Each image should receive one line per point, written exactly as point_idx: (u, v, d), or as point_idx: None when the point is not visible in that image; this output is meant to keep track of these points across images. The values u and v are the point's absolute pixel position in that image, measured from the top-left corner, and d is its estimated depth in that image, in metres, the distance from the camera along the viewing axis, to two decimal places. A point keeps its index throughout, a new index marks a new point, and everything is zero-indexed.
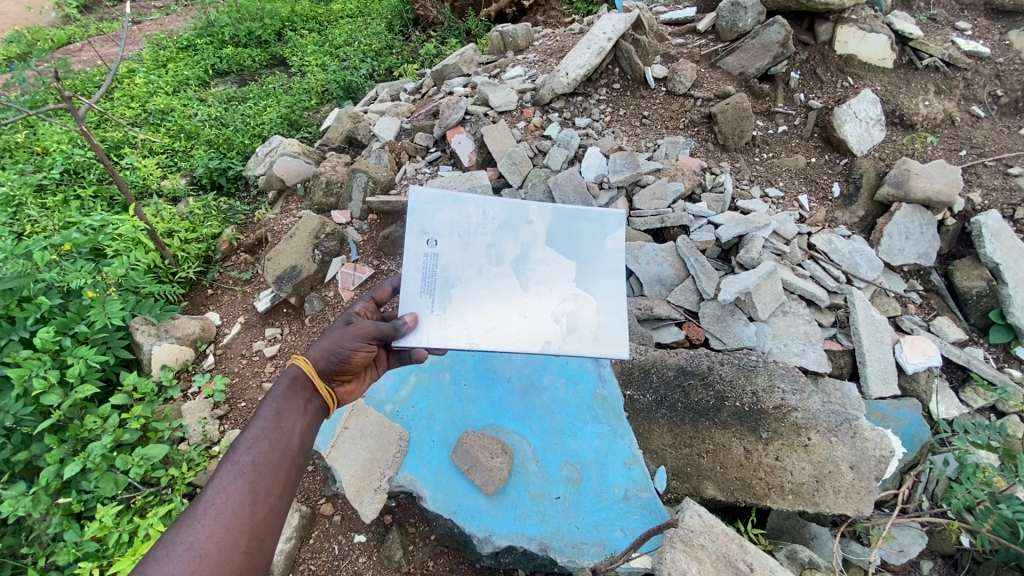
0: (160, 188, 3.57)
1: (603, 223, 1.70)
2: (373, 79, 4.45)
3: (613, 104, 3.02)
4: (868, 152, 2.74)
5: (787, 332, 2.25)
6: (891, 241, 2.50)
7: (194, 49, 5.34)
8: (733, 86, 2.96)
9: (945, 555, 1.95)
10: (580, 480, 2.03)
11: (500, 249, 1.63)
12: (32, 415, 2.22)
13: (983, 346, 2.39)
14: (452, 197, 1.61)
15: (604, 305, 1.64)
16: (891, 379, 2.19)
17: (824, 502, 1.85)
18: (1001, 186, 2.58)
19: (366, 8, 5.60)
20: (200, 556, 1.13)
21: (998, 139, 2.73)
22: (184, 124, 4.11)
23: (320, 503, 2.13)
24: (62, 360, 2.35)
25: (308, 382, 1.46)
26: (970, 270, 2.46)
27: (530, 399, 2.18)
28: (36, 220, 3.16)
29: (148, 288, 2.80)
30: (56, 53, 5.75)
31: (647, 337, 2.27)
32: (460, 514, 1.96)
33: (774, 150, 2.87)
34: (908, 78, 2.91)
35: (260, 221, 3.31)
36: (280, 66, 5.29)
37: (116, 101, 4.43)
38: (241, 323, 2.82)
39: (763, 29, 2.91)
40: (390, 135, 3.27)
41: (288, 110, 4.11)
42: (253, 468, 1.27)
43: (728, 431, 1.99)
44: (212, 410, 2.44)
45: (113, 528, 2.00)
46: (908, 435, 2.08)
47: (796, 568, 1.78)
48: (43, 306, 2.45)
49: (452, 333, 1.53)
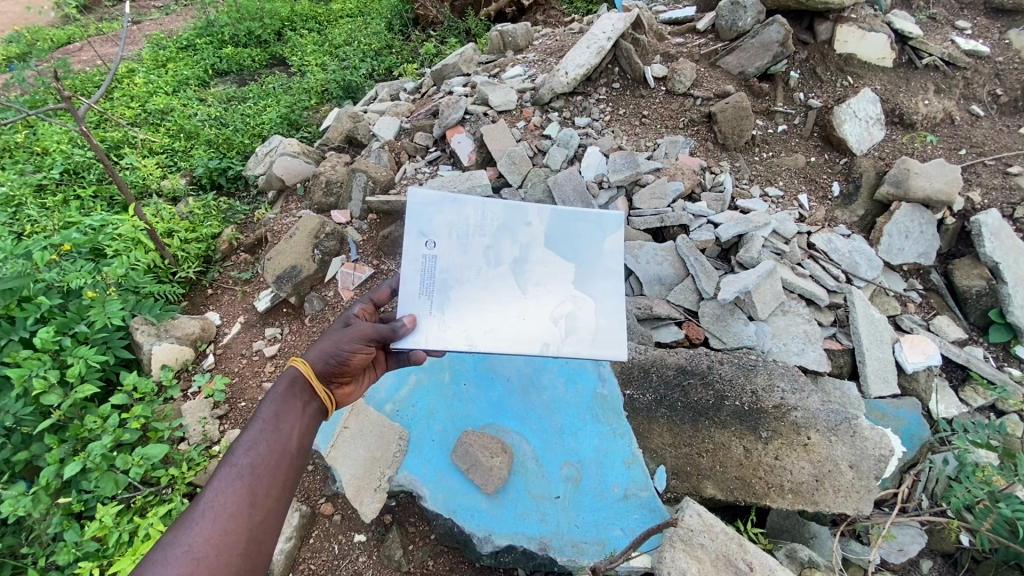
0: (160, 187, 3.57)
1: (602, 224, 1.70)
2: (373, 79, 4.44)
3: (613, 104, 3.02)
4: (867, 151, 2.74)
5: (787, 332, 2.25)
6: (891, 240, 2.50)
7: (193, 49, 5.34)
8: (733, 85, 2.96)
9: (945, 554, 1.95)
10: (580, 480, 2.03)
11: (499, 251, 1.63)
12: (32, 415, 2.22)
13: (983, 345, 2.39)
14: (451, 199, 1.61)
15: (602, 307, 1.64)
16: (890, 378, 2.19)
17: (824, 501, 1.85)
18: (1000, 185, 2.58)
19: (366, 8, 5.60)
20: (198, 558, 1.13)
21: (998, 138, 2.73)
22: (184, 124, 4.11)
23: (320, 503, 2.13)
24: (62, 360, 2.36)
25: (306, 384, 1.47)
26: (969, 269, 2.46)
27: (530, 399, 2.18)
28: (36, 221, 3.16)
29: (148, 287, 2.80)
30: (55, 53, 5.75)
31: (647, 336, 2.27)
32: (460, 513, 1.96)
33: (774, 149, 2.87)
34: (908, 77, 2.91)
35: (260, 220, 3.31)
36: (280, 66, 5.28)
37: (116, 101, 4.43)
38: (241, 323, 2.82)
39: (762, 28, 2.91)
40: (389, 134, 3.27)
41: (288, 110, 4.11)
42: (251, 470, 1.27)
43: (728, 430, 2.00)
44: (212, 410, 2.44)
45: (113, 528, 2.00)
46: (908, 434, 2.09)
47: (796, 567, 1.78)
48: (42, 306, 2.45)
49: (451, 335, 1.53)
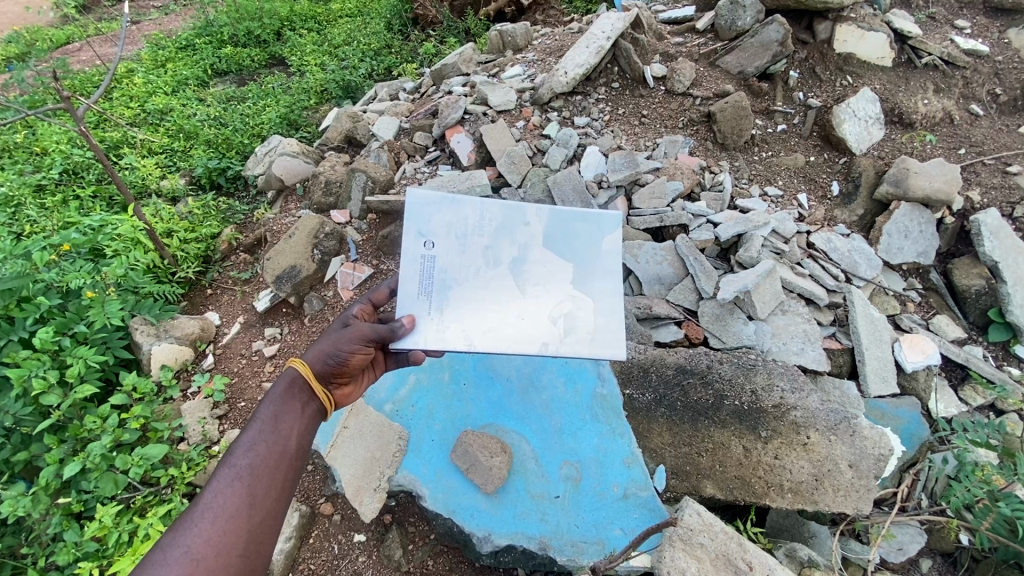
0: (159, 187, 3.57)
1: (601, 224, 1.70)
2: (373, 78, 4.44)
3: (613, 103, 3.02)
4: (867, 150, 2.74)
5: (787, 331, 2.24)
6: (891, 239, 2.50)
7: (192, 49, 5.33)
8: (732, 85, 2.96)
9: (945, 553, 1.95)
10: (580, 479, 2.03)
11: (498, 251, 1.63)
12: (32, 415, 2.22)
13: (983, 345, 2.39)
14: (449, 199, 1.61)
15: (601, 306, 1.64)
16: (890, 378, 2.20)
17: (824, 501, 1.85)
18: (1000, 184, 2.58)
19: (365, 8, 5.60)
20: (198, 559, 1.13)
21: (998, 137, 2.73)
22: (183, 124, 4.10)
23: (320, 503, 2.13)
24: (62, 360, 2.36)
25: (305, 385, 1.47)
26: (969, 268, 2.46)
27: (530, 399, 2.18)
28: (35, 221, 3.16)
29: (147, 288, 2.80)
30: (55, 53, 5.75)
31: (646, 336, 2.27)
32: (460, 513, 1.96)
33: (773, 148, 2.87)
34: (907, 77, 2.91)
35: (260, 220, 3.31)
36: (280, 66, 5.28)
37: (116, 101, 4.42)
38: (241, 323, 2.82)
39: (762, 28, 2.91)
40: (389, 134, 3.27)
41: (287, 110, 4.11)
42: (250, 470, 1.27)
43: (728, 430, 1.99)
44: (212, 410, 2.44)
45: (113, 528, 2.00)
46: (908, 433, 2.09)
47: (795, 567, 1.78)
48: (42, 306, 2.45)
49: (450, 335, 1.53)
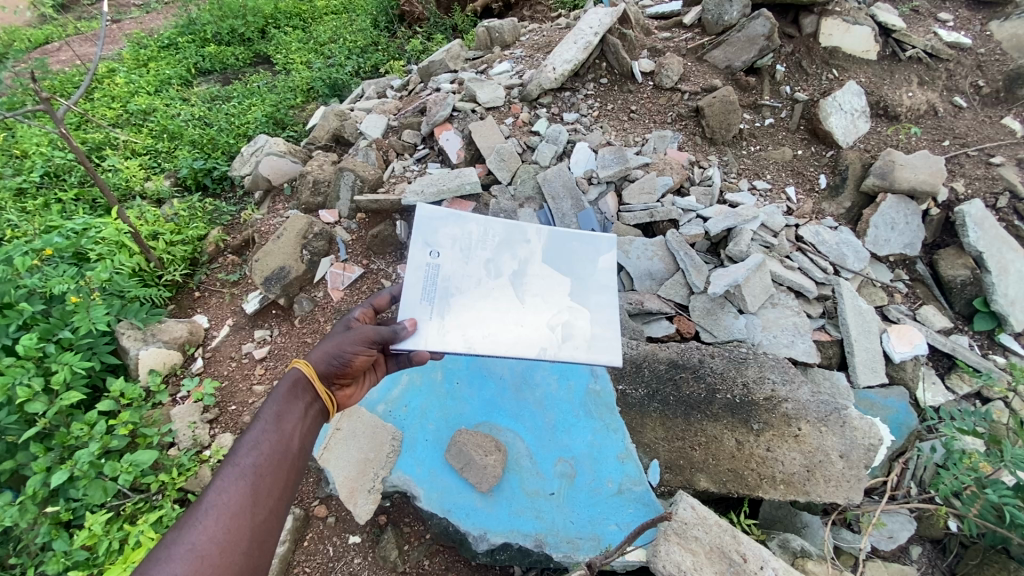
0: (144, 190, 3.52)
1: (598, 239, 1.73)
2: (359, 76, 4.42)
3: (601, 99, 3.02)
4: (853, 143, 2.77)
5: (776, 324, 2.26)
6: (877, 231, 2.52)
7: (174, 48, 5.25)
8: (719, 79, 2.97)
9: (933, 539, 1.99)
10: (574, 475, 2.03)
11: (499, 263, 1.64)
12: (17, 424, 2.16)
13: (968, 334, 2.44)
14: (456, 215, 1.64)
15: (599, 317, 1.65)
16: (879, 368, 2.22)
17: (814, 491, 1.88)
18: (983, 175, 2.62)
19: (351, 5, 5.56)
20: (201, 557, 1.11)
21: (980, 129, 2.77)
22: (167, 124, 4.05)
23: (314, 505, 2.12)
24: (46, 367, 2.31)
25: (308, 386, 1.45)
26: (954, 259, 2.49)
27: (523, 396, 2.18)
28: (16, 225, 3.10)
29: (133, 291, 2.76)
30: (33, 53, 5.65)
31: (638, 331, 2.27)
32: (455, 512, 1.97)
33: (762, 142, 2.87)
34: (892, 69, 2.94)
35: (247, 221, 3.27)
36: (264, 63, 5.23)
37: (97, 101, 4.34)
38: (229, 325, 2.78)
39: (748, 23, 2.93)
40: (377, 133, 3.23)
41: (273, 109, 4.08)
42: (254, 469, 1.26)
43: (720, 423, 2.01)
44: (202, 414, 2.41)
45: (102, 536, 1.97)
46: (896, 422, 2.12)
47: (788, 558, 1.81)
48: (25, 313, 2.40)
49: (450, 339, 1.52)
